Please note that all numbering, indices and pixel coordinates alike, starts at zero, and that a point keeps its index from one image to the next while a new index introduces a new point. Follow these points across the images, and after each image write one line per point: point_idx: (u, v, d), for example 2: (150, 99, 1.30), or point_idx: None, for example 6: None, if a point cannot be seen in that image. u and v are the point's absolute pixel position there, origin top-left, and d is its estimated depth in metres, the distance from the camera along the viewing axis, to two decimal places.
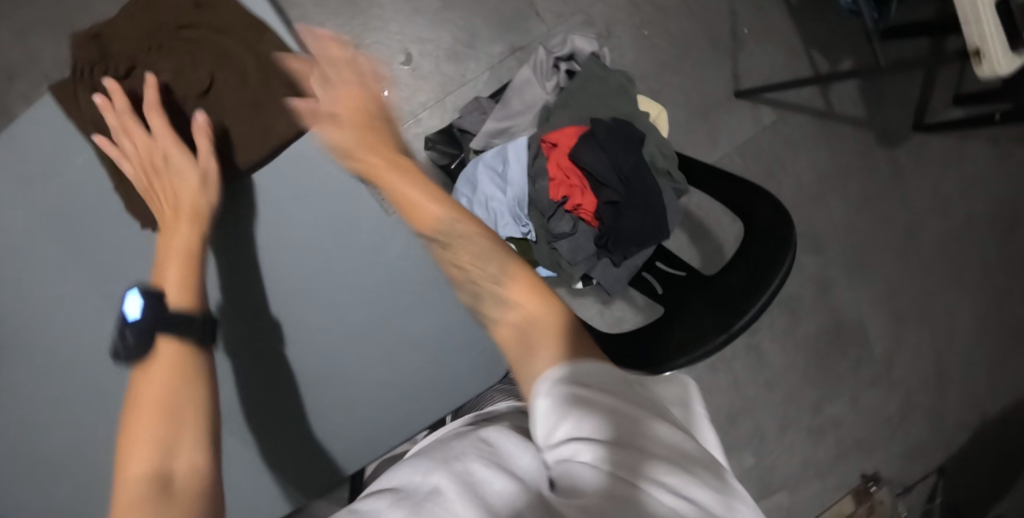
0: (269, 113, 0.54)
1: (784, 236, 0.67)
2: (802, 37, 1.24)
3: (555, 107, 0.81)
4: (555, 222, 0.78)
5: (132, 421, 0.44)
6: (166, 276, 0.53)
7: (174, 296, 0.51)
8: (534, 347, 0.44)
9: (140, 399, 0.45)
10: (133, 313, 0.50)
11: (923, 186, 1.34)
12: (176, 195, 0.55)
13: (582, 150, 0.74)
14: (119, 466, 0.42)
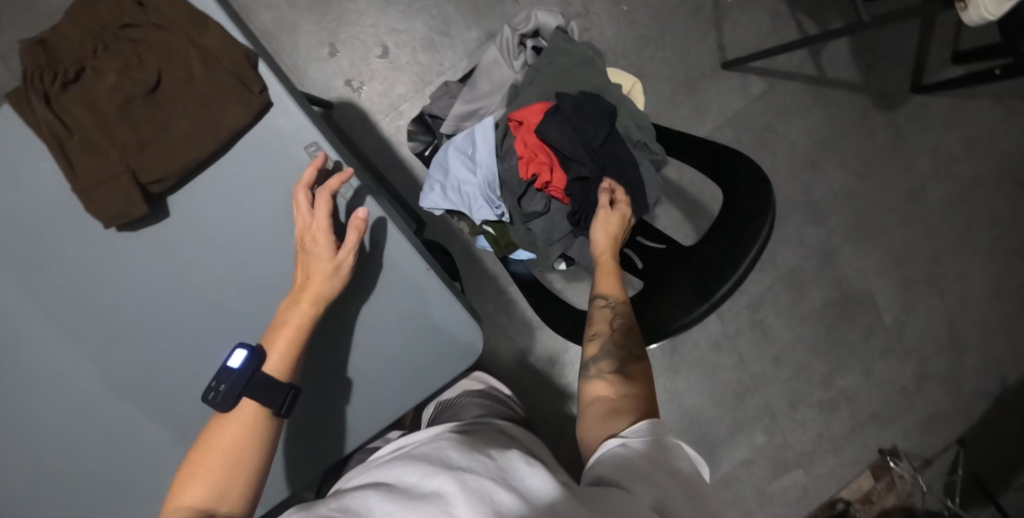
0: (217, 106, 0.54)
1: (764, 203, 0.67)
2: (787, 0, 1.20)
3: (523, 86, 0.80)
4: (527, 201, 0.77)
5: (203, 455, 0.55)
6: (280, 334, 0.58)
7: (273, 364, 0.58)
8: (611, 421, 0.59)
9: (215, 440, 0.56)
10: (238, 365, 0.56)
11: (926, 147, 1.30)
12: (130, 193, 0.53)
13: (548, 125, 0.72)
14: (178, 490, 0.54)
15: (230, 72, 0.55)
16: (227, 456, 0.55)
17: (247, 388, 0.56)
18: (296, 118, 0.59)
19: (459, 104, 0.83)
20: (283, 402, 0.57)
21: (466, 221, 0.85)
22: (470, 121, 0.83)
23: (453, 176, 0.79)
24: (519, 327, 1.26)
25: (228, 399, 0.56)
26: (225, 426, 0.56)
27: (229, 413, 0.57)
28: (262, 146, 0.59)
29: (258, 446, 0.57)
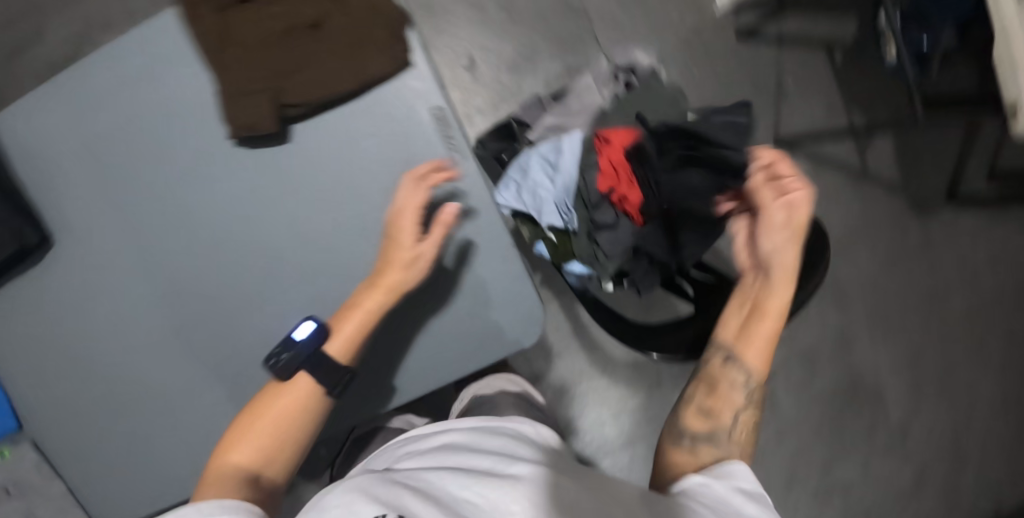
0: (364, 57, 0.62)
1: (821, 253, 0.70)
2: (842, 92, 1.24)
3: (609, 111, 0.86)
4: (599, 214, 0.81)
5: (252, 422, 0.58)
6: (347, 317, 0.61)
7: (336, 347, 0.60)
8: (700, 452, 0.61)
9: (267, 409, 0.59)
10: (302, 336, 0.60)
11: (952, 256, 1.36)
12: (262, 107, 0.60)
13: (634, 148, 0.77)
14: (225, 448, 0.57)
15: (384, 32, 0.62)
16: (275, 426, 0.58)
17: (307, 361, 0.60)
18: (426, 84, 0.65)
19: (550, 118, 0.91)
20: (337, 382, 0.60)
21: (532, 225, 0.90)
22: (554, 133, 0.89)
23: (531, 178, 0.84)
24: (537, 351, 1.28)
25: (290, 369, 0.59)
26: (277, 395, 0.60)
27: (283, 386, 0.60)
28: (384, 98, 0.66)
29: (303, 424, 0.60)
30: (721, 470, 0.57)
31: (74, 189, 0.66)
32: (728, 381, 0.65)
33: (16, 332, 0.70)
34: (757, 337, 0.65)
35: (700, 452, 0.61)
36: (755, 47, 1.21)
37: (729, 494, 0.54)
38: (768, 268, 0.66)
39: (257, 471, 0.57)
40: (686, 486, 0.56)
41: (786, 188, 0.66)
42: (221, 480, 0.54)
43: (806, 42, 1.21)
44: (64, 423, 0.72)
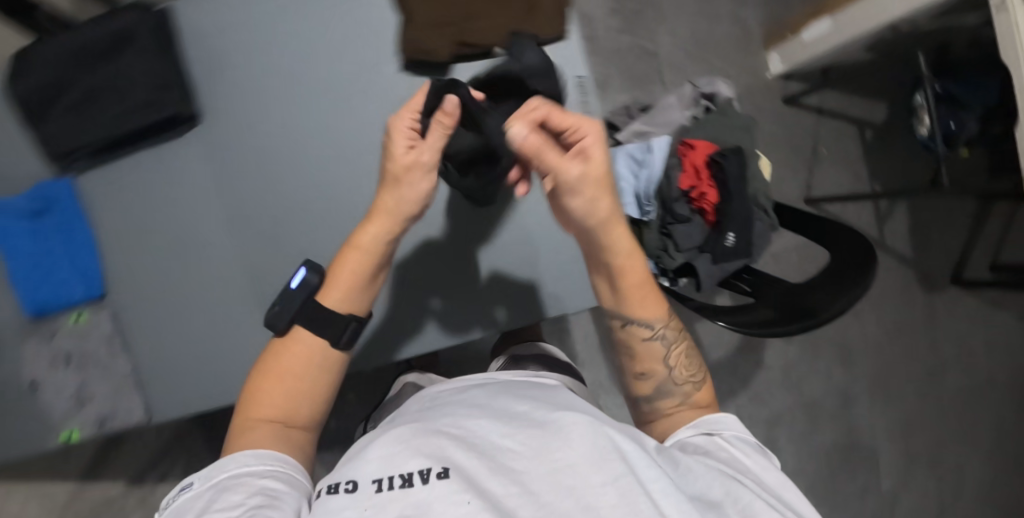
0: (533, 20, 0.71)
1: (866, 265, 0.79)
2: (869, 169, 1.36)
3: (691, 129, 0.98)
4: (676, 206, 0.93)
5: (269, 379, 0.60)
6: (345, 260, 0.61)
7: (331, 297, 0.61)
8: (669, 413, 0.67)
9: (275, 365, 0.60)
10: (294, 285, 0.61)
11: (951, 335, 1.46)
12: (437, 40, 0.69)
13: (715, 157, 0.91)
14: (247, 407, 0.59)
15: (553, 3, 0.72)
16: (285, 380, 0.60)
17: (301, 313, 0.61)
18: (573, 52, 0.74)
19: (637, 124, 1.01)
20: (342, 331, 0.62)
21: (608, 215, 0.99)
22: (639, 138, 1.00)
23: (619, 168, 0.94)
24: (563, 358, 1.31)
25: (286, 324, 0.61)
26: (284, 352, 0.61)
27: (285, 337, 0.61)
28: (537, 59, 0.74)
29: (325, 374, 0.62)
30: (692, 421, 0.63)
31: (223, 90, 0.72)
32: (652, 350, 0.67)
33: (125, 203, 0.72)
34: (641, 292, 0.64)
35: (657, 418, 0.67)
36: (800, 113, 1.34)
37: (736, 438, 0.60)
38: (584, 201, 0.54)
39: (285, 420, 0.59)
40: (678, 437, 0.62)
41: (570, 132, 0.53)
42: (255, 433, 0.57)
43: (843, 118, 1.35)
44: (147, 302, 0.73)
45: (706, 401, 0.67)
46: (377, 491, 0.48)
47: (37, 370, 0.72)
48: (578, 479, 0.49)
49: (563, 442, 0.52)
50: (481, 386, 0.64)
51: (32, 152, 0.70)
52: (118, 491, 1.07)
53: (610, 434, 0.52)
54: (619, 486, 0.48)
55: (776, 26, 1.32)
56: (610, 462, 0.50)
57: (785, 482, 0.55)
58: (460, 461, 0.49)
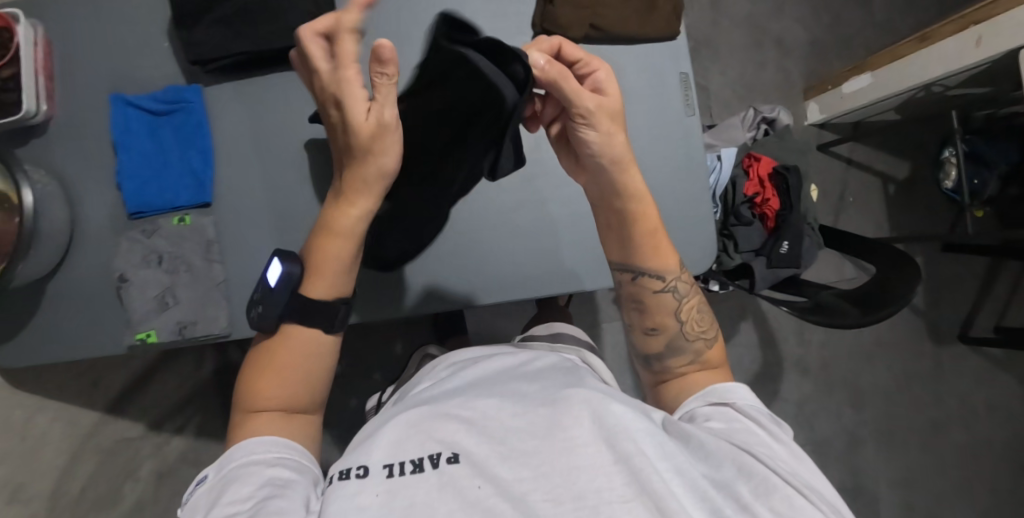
0: (652, 18, 0.79)
1: (909, 258, 0.87)
2: (890, 221, 1.46)
3: (754, 146, 1.06)
4: (741, 210, 1.00)
5: (262, 377, 0.59)
6: (328, 249, 0.59)
7: (316, 288, 0.60)
8: (684, 381, 0.67)
9: (274, 358, 0.59)
10: (274, 283, 0.59)
11: (958, 392, 1.50)
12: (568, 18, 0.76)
13: (779, 172, 0.99)
14: (247, 406, 0.58)
15: (670, 7, 0.80)
16: (282, 375, 0.59)
17: (288, 310, 0.59)
18: (679, 50, 0.82)
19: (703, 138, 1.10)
20: (333, 317, 0.60)
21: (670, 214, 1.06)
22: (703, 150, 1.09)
23: None
24: None
25: (272, 322, 0.59)
26: (282, 345, 0.60)
27: (276, 334, 0.60)
28: (649, 50, 0.81)
29: (323, 359, 0.61)
30: (704, 390, 0.64)
31: (351, 28, 0.75)
32: (664, 303, 0.67)
33: (248, 117, 0.74)
34: (658, 242, 0.65)
35: (676, 375, 0.68)
36: (831, 161, 1.45)
37: (748, 407, 0.60)
38: (601, 132, 0.56)
39: (287, 407, 0.59)
40: (688, 408, 0.63)
41: (580, 66, 0.57)
42: (259, 421, 0.58)
43: (870, 171, 1.45)
44: (238, 216, 0.74)
45: (717, 362, 0.68)
46: (388, 476, 0.50)
47: (127, 265, 0.72)
48: (586, 457, 0.50)
49: (569, 419, 0.53)
50: (481, 371, 0.67)
51: (168, 59, 0.74)
52: (137, 432, 1.05)
53: (620, 411, 0.53)
54: (631, 465, 0.49)
55: (815, 79, 1.44)
56: (619, 441, 0.50)
57: (796, 449, 0.55)
58: (471, 446, 0.52)
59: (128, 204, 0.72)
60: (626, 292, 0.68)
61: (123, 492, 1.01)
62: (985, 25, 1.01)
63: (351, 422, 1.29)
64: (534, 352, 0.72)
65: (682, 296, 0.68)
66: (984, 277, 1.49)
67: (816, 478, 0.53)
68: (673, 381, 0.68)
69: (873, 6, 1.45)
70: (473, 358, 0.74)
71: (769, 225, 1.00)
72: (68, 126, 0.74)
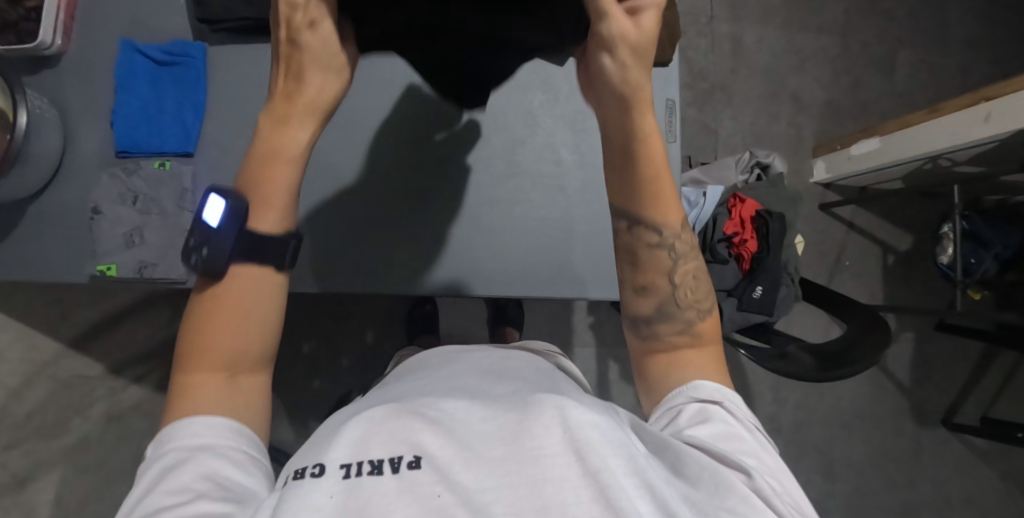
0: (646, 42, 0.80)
1: (882, 322, 0.85)
2: (886, 291, 1.43)
3: (743, 188, 1.05)
4: (717, 248, 0.99)
5: (199, 334, 0.46)
6: (270, 174, 0.48)
7: (266, 219, 0.48)
8: (681, 362, 0.54)
9: (210, 312, 0.46)
10: (218, 221, 0.46)
11: (933, 478, 1.44)
12: None
13: (761, 216, 0.98)
14: (183, 369, 0.45)
15: (667, 33, 0.81)
16: (224, 329, 0.46)
17: (239, 246, 0.46)
18: (670, 77, 0.83)
19: (693, 174, 1.11)
20: (282, 252, 0.48)
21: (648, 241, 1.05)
22: (691, 185, 1.10)
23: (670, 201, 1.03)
24: None
25: (221, 261, 0.46)
26: (217, 300, 0.47)
27: (218, 284, 0.47)
28: None
29: (266, 294, 0.48)
30: (693, 382, 0.51)
31: None
32: (657, 260, 0.54)
33: (247, 77, 0.78)
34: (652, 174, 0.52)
35: (666, 347, 0.54)
36: (832, 221, 1.43)
37: (734, 409, 0.49)
38: (618, 62, 0.48)
39: (232, 369, 0.46)
40: (671, 404, 0.50)
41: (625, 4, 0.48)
42: (199, 394, 0.44)
43: (870, 237, 1.43)
44: (222, 175, 0.77)
45: (710, 342, 0.55)
46: (346, 477, 0.38)
47: (103, 198, 0.76)
48: (559, 469, 0.38)
49: (536, 425, 0.40)
50: (441, 374, 0.56)
51: (181, 14, 0.78)
52: (97, 372, 1.07)
53: (592, 423, 0.40)
54: (598, 481, 0.37)
55: (826, 138, 1.44)
56: (589, 454, 0.38)
57: (780, 463, 0.46)
58: (438, 446, 0.40)
59: (117, 142, 0.76)
60: (621, 243, 0.54)
61: (71, 424, 1.04)
62: (995, 102, 1.00)
63: (310, 402, 1.30)
64: (496, 351, 0.63)
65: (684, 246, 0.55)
66: (974, 362, 1.45)
67: (806, 503, 0.44)
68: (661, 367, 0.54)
69: (894, 76, 1.45)
70: (451, 354, 0.62)
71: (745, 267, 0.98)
72: (78, 63, 0.78)
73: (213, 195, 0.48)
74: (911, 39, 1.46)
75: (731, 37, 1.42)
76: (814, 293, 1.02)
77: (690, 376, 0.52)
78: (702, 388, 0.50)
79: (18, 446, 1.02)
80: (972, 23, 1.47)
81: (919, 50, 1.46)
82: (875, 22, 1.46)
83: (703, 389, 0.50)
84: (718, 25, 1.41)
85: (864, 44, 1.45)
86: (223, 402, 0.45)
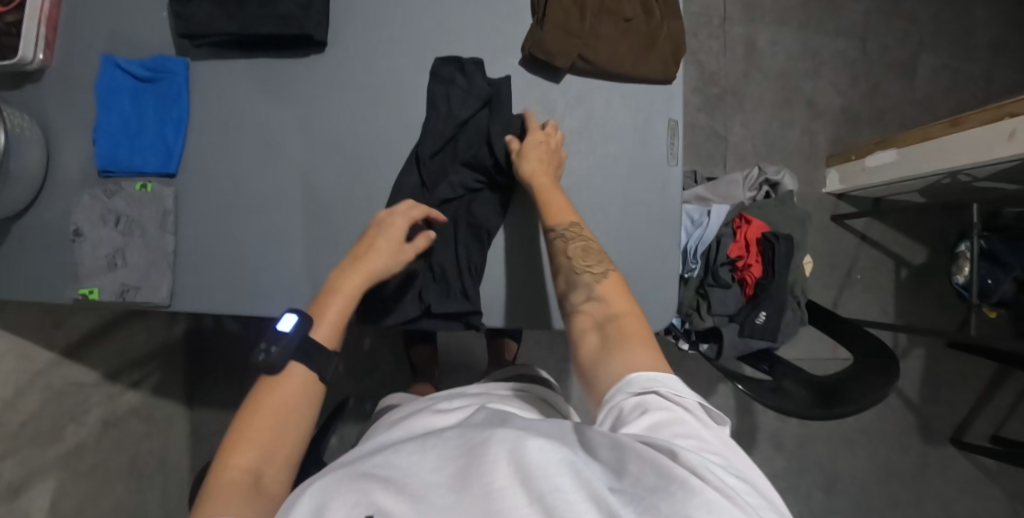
0: (649, 58, 0.75)
1: (889, 356, 0.81)
2: (897, 306, 1.38)
3: (749, 207, 1.00)
4: (719, 272, 0.95)
5: (251, 421, 0.55)
6: (328, 302, 0.64)
7: (321, 332, 0.62)
8: (603, 347, 0.54)
9: (263, 405, 0.56)
10: (287, 328, 0.60)
11: (938, 496, 1.41)
12: (557, 45, 0.73)
13: (767, 238, 0.93)
14: (225, 454, 0.52)
15: (670, 48, 0.76)
16: (273, 421, 0.56)
17: (298, 348, 0.60)
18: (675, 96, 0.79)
19: (699, 190, 1.08)
20: (326, 367, 0.61)
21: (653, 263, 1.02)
22: (697, 202, 1.07)
23: None
24: None
25: (283, 358, 0.59)
26: (274, 393, 0.58)
27: (276, 379, 0.59)
28: (642, 95, 0.78)
29: (306, 397, 0.59)
30: (626, 376, 0.50)
31: (339, 23, 0.75)
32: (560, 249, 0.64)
33: (230, 94, 0.75)
34: (547, 199, 0.67)
35: (585, 318, 0.58)
36: (844, 234, 1.38)
37: (671, 395, 0.49)
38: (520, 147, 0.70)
39: (259, 469, 0.52)
40: (611, 403, 0.49)
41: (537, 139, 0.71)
42: (230, 489, 0.49)
43: (883, 250, 1.38)
44: (205, 194, 0.75)
45: (627, 307, 0.58)
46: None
47: (84, 221, 0.74)
48: (508, 500, 0.36)
49: (486, 459, 0.38)
50: (417, 425, 0.55)
51: (163, 27, 0.76)
52: (91, 379, 1.10)
53: (540, 447, 0.38)
54: (546, 504, 0.34)
55: (842, 147, 1.38)
56: (535, 477, 0.36)
57: (716, 438, 0.47)
58: (392, 505, 0.38)
59: (99, 162, 0.74)
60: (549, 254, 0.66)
61: (67, 432, 1.05)
62: (1019, 119, 0.94)
63: None
64: (467, 400, 0.61)
65: (584, 238, 0.64)
66: (985, 379, 1.41)
67: (748, 469, 0.46)
68: (591, 345, 0.56)
69: (915, 83, 1.39)
70: (429, 403, 0.62)
71: (749, 291, 0.94)
72: (61, 77, 0.76)
73: (288, 313, 0.63)
74: (934, 43, 1.39)
75: (744, 39, 1.36)
76: (821, 319, 0.98)
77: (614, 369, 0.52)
78: (641, 379, 0.49)
79: (17, 454, 0.94)
80: (999, 26, 1.40)
81: (942, 54, 1.39)
82: (897, 24, 1.39)
83: (643, 377, 0.50)
84: (731, 27, 1.35)
85: (884, 48, 1.39)
86: (249, 486, 0.51)
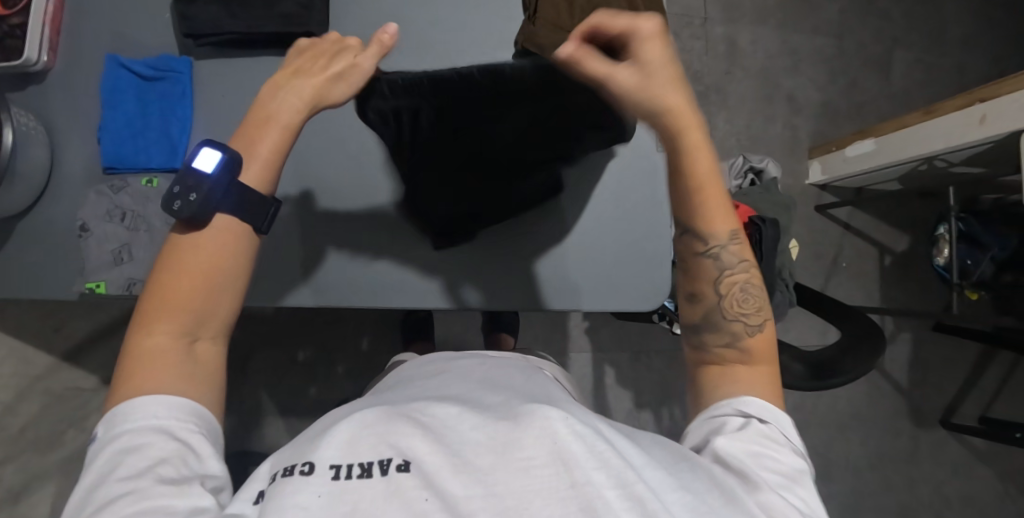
0: None
1: (875, 329, 0.85)
2: (883, 293, 1.42)
3: (736, 194, 1.05)
4: None
5: (171, 287, 0.46)
6: (261, 135, 0.50)
7: (251, 175, 0.50)
8: (728, 377, 0.54)
9: (184, 264, 0.47)
10: (210, 171, 0.48)
11: (932, 479, 1.44)
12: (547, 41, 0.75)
13: (754, 223, 0.96)
14: (145, 323, 0.45)
15: None
16: (195, 283, 0.46)
17: (224, 197, 0.48)
18: None
19: None
20: (266, 216, 0.50)
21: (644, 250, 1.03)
22: None
23: None
24: None
25: (198, 208, 0.47)
26: (195, 247, 0.47)
27: (194, 231, 0.48)
28: None
29: (237, 256, 0.49)
30: (744, 396, 0.51)
31: (340, 20, 0.78)
32: (704, 268, 0.56)
33: (234, 92, 0.78)
34: (707, 200, 0.54)
35: (716, 356, 0.55)
36: (828, 223, 1.42)
37: (779, 432, 0.49)
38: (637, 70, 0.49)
39: (192, 334, 0.46)
40: (716, 411, 0.51)
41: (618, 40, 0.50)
42: (155, 364, 0.44)
43: (867, 239, 1.43)
44: None
45: (766, 351, 0.55)
46: (334, 479, 0.38)
47: (91, 215, 0.75)
48: (546, 479, 0.38)
49: (530, 433, 0.40)
50: (437, 383, 0.55)
51: (167, 28, 0.78)
52: None
53: (582, 436, 0.40)
54: (582, 494, 0.37)
55: (823, 140, 1.43)
56: (576, 465, 0.38)
57: (805, 480, 0.46)
58: (426, 451, 0.39)
59: (104, 158, 0.75)
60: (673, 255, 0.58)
61: (66, 436, 1.05)
62: (990, 104, 0.99)
63: (305, 410, 1.30)
64: (495, 360, 0.62)
65: (748, 270, 0.57)
66: (968, 361, 1.45)
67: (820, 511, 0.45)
68: (715, 371, 0.55)
69: (890, 78, 1.45)
70: (443, 362, 0.62)
71: None
72: (66, 79, 0.78)
73: (205, 150, 0.50)
74: (907, 39, 1.45)
75: (726, 38, 1.41)
76: (811, 299, 1.01)
77: (729, 391, 0.53)
78: (753, 402, 0.51)
79: (15, 460, 1.02)
80: (966, 23, 1.47)
81: (915, 50, 1.45)
82: (871, 22, 1.45)
83: (765, 408, 0.51)
84: (713, 27, 1.40)
85: (860, 45, 1.45)
86: (177, 365, 0.45)
